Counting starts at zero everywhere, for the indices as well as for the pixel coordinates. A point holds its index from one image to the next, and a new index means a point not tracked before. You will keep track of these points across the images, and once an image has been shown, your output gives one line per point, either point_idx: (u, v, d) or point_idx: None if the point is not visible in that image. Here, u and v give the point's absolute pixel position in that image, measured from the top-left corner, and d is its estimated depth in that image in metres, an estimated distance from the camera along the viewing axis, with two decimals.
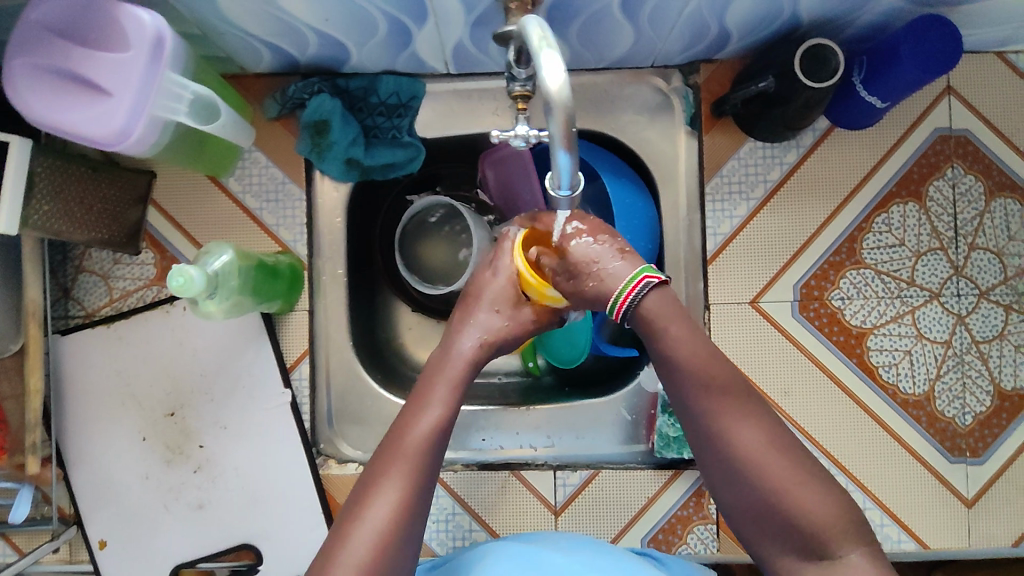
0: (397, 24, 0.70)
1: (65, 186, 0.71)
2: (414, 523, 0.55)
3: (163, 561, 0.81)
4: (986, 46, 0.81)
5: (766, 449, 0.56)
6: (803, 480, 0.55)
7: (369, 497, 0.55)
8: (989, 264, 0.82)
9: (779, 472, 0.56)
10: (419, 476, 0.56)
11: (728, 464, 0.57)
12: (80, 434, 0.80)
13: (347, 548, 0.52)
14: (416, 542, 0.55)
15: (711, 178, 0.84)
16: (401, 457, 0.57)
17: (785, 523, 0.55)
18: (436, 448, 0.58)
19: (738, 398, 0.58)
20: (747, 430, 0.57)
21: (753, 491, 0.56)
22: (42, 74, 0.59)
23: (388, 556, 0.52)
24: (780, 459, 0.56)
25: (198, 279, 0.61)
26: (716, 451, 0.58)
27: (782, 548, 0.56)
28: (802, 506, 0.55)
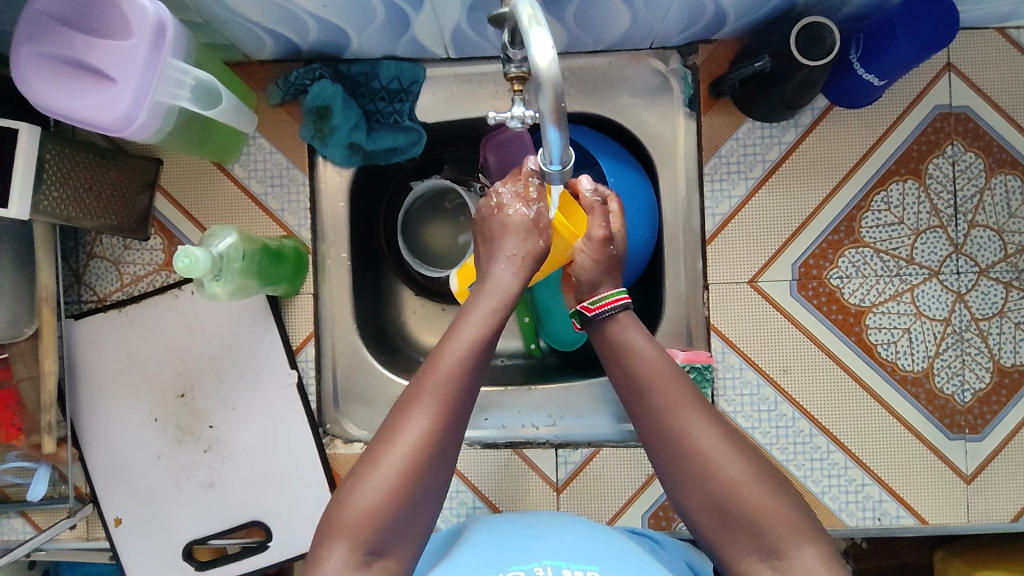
0: (394, 10, 0.71)
1: (73, 172, 0.73)
2: (444, 443, 0.57)
3: (176, 537, 0.83)
4: (986, 22, 0.81)
5: (720, 448, 0.58)
6: (758, 478, 0.57)
7: (401, 419, 0.57)
8: (989, 241, 0.82)
9: (734, 469, 0.57)
10: (452, 399, 0.57)
11: (684, 456, 0.59)
12: (95, 415, 0.83)
13: (376, 470, 0.55)
14: (448, 462, 0.57)
15: (709, 159, 0.84)
16: (435, 379, 0.58)
17: (733, 519, 0.56)
18: (472, 369, 0.59)
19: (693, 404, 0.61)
20: (704, 430, 0.59)
21: (705, 484, 0.57)
22: (48, 62, 0.61)
23: (418, 477, 0.55)
24: (735, 457, 0.58)
25: (202, 260, 0.63)
26: (673, 448, 0.60)
27: (738, 548, 0.56)
28: (753, 502, 0.56)
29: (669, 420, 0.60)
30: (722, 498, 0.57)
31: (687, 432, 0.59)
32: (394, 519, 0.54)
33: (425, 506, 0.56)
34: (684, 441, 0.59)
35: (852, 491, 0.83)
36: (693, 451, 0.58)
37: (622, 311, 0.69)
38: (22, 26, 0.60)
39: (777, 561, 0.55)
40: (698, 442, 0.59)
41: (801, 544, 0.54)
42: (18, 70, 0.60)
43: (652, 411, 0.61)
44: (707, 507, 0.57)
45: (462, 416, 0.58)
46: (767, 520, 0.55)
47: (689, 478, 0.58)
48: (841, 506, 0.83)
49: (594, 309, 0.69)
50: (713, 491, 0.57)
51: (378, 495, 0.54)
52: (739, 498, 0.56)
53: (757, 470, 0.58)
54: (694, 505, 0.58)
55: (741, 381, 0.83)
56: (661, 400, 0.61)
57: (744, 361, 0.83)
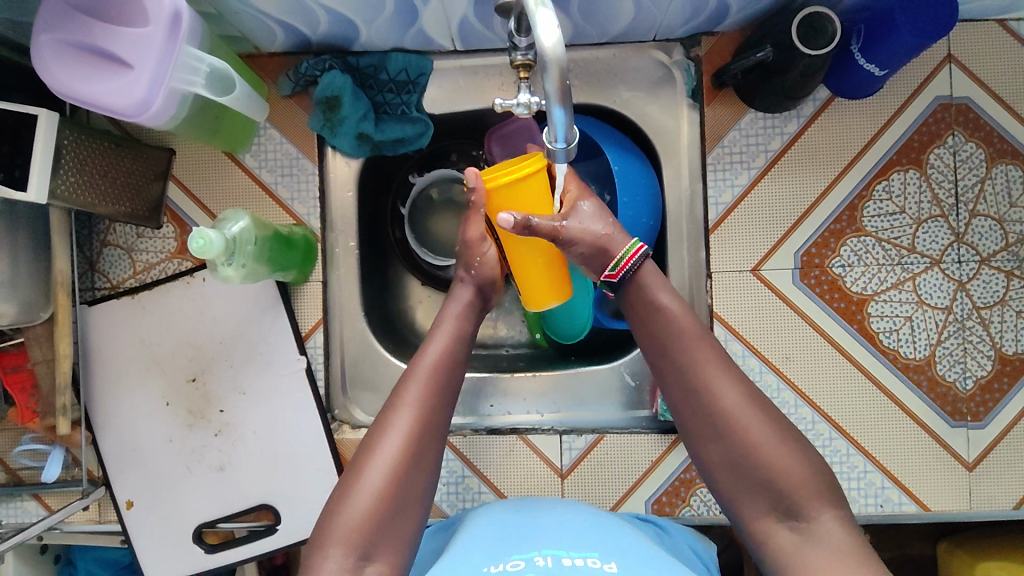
0: (403, 1, 0.73)
1: (89, 159, 0.75)
2: (425, 449, 0.60)
3: (187, 520, 0.85)
4: (987, 14, 0.82)
5: (745, 406, 0.60)
6: (780, 439, 0.59)
7: (384, 429, 0.60)
8: (990, 230, 0.83)
9: (756, 427, 0.59)
10: (427, 406, 0.61)
11: (709, 419, 0.60)
12: (107, 399, 0.84)
13: (363, 478, 0.58)
14: (429, 467, 0.60)
15: (713, 149, 0.85)
16: (412, 390, 0.62)
17: (756, 479, 0.58)
18: (445, 379, 0.64)
19: (721, 365, 0.62)
20: (728, 389, 0.60)
21: (729, 441, 0.59)
22: (69, 49, 0.63)
23: (403, 482, 0.58)
24: (756, 416, 0.59)
25: (215, 241, 0.64)
26: (697, 404, 0.61)
27: (761, 507, 0.58)
28: (774, 460, 0.58)
29: (694, 378, 0.61)
30: (743, 455, 0.58)
31: (712, 387, 0.61)
32: (385, 522, 0.57)
33: (414, 511, 0.59)
34: (709, 398, 0.60)
35: (855, 477, 0.83)
36: (717, 408, 0.60)
37: (644, 263, 0.67)
38: (44, 15, 0.62)
39: (796, 522, 0.57)
40: (722, 399, 0.60)
41: (820, 506, 0.56)
42: (39, 57, 0.62)
43: (677, 366, 0.63)
44: (729, 469, 0.59)
45: (439, 423, 0.62)
46: (788, 479, 0.57)
47: (711, 434, 0.60)
48: (843, 493, 0.83)
49: (618, 274, 0.67)
50: (735, 447, 0.59)
51: (369, 501, 0.57)
52: (761, 457, 0.58)
53: (777, 430, 0.59)
54: (715, 461, 0.60)
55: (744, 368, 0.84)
56: (686, 357, 0.62)
57: (746, 347, 0.84)
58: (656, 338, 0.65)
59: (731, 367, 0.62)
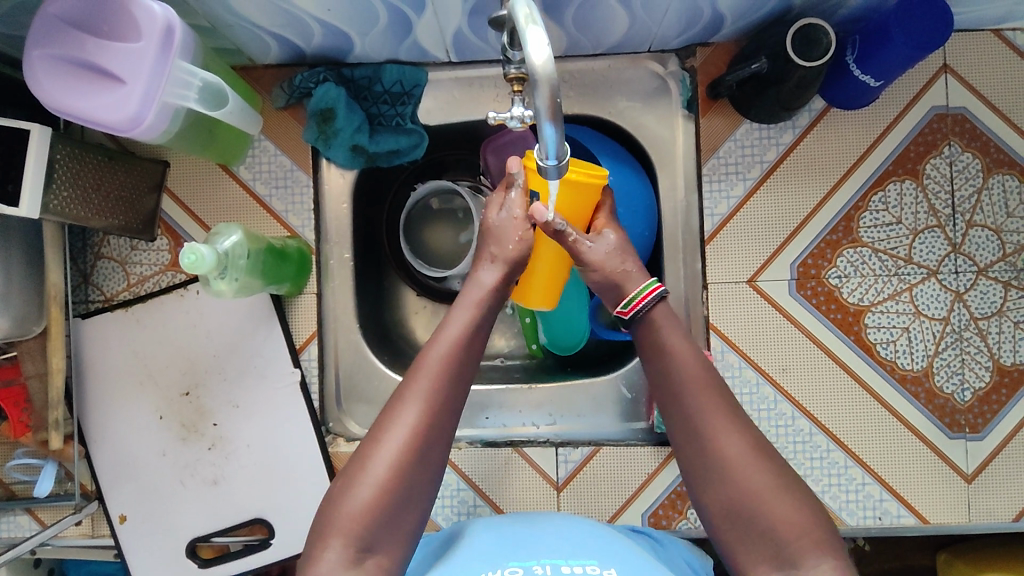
0: (397, 14, 0.72)
1: (82, 173, 0.74)
2: (435, 438, 0.59)
3: (181, 534, 0.84)
4: (982, 24, 0.82)
5: (749, 456, 0.59)
6: (782, 489, 0.57)
7: (392, 416, 0.59)
8: (987, 241, 0.83)
9: (760, 477, 0.58)
10: (440, 394, 0.60)
11: (707, 462, 0.59)
12: (100, 413, 0.84)
13: (368, 467, 0.57)
14: (436, 460, 0.59)
15: (708, 160, 0.85)
16: (424, 376, 0.60)
17: (752, 524, 0.57)
18: (459, 367, 0.62)
19: (725, 410, 0.61)
20: (733, 439, 0.59)
21: (730, 492, 0.58)
22: (60, 64, 0.62)
23: (409, 472, 0.57)
24: (761, 467, 0.58)
25: (207, 257, 0.64)
26: (696, 448, 0.60)
27: (754, 553, 0.57)
28: (777, 511, 0.56)
29: (696, 426, 0.61)
30: (745, 506, 0.57)
31: (716, 437, 0.59)
32: (387, 516, 0.56)
33: (419, 501, 0.58)
34: (713, 449, 0.59)
35: (852, 490, 0.83)
36: (719, 458, 0.59)
37: (657, 305, 0.66)
38: (36, 29, 0.61)
39: (792, 572, 0.55)
40: (726, 450, 0.59)
41: (819, 555, 0.55)
42: (31, 71, 0.62)
43: (678, 410, 0.62)
44: (726, 513, 0.58)
45: (452, 411, 0.60)
46: (788, 530, 0.56)
47: (712, 481, 0.59)
48: (841, 505, 0.83)
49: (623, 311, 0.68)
50: (734, 494, 0.58)
51: (373, 490, 0.56)
52: (760, 503, 0.57)
53: (780, 480, 0.58)
54: (715, 509, 0.59)
55: (740, 380, 0.84)
56: (693, 405, 0.61)
57: (743, 359, 0.84)
58: (665, 384, 0.64)
59: (738, 415, 0.61)
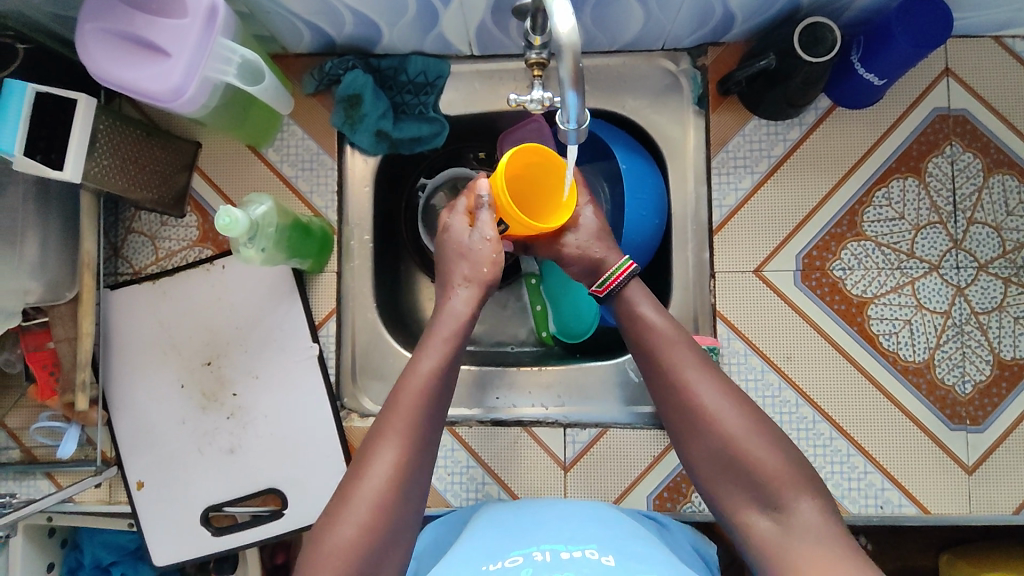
0: (425, 5, 0.77)
1: (121, 145, 0.79)
2: (414, 478, 0.60)
3: (196, 501, 0.86)
4: (983, 30, 0.85)
5: (725, 403, 0.61)
6: (757, 433, 0.60)
7: (370, 458, 0.60)
8: (988, 237, 0.85)
9: (733, 421, 0.60)
10: (416, 434, 0.61)
11: (686, 413, 0.62)
12: (125, 380, 0.86)
13: (349, 508, 0.57)
14: (418, 494, 0.60)
15: (718, 153, 0.88)
16: (402, 414, 0.61)
17: (738, 470, 0.59)
18: (433, 406, 0.63)
19: (699, 362, 0.64)
20: (706, 387, 0.62)
21: (710, 436, 0.61)
22: (112, 38, 0.67)
23: (390, 513, 0.57)
24: (735, 411, 0.61)
25: (241, 221, 0.67)
26: (675, 401, 0.64)
27: (743, 496, 0.59)
28: (752, 453, 0.59)
29: (674, 379, 0.64)
30: (727, 452, 0.60)
31: (690, 386, 0.63)
32: (374, 552, 0.56)
33: (400, 541, 0.58)
34: (688, 397, 0.63)
35: (854, 478, 0.84)
36: (695, 407, 0.62)
37: (631, 279, 0.72)
38: (91, 6, 0.66)
39: (776, 511, 0.58)
40: (702, 399, 0.62)
41: (799, 495, 0.57)
42: (84, 45, 0.67)
43: (656, 369, 0.66)
44: (711, 460, 0.61)
45: (428, 451, 0.62)
46: (766, 469, 0.58)
47: (694, 431, 0.62)
48: (843, 493, 0.84)
49: (605, 290, 0.73)
50: (714, 441, 0.61)
51: (354, 532, 0.56)
52: (739, 448, 0.59)
53: (755, 424, 0.61)
54: (699, 455, 0.62)
55: (745, 366, 0.86)
56: (669, 364, 0.65)
57: (748, 346, 0.86)
58: (643, 346, 0.67)
59: (710, 368, 0.64)
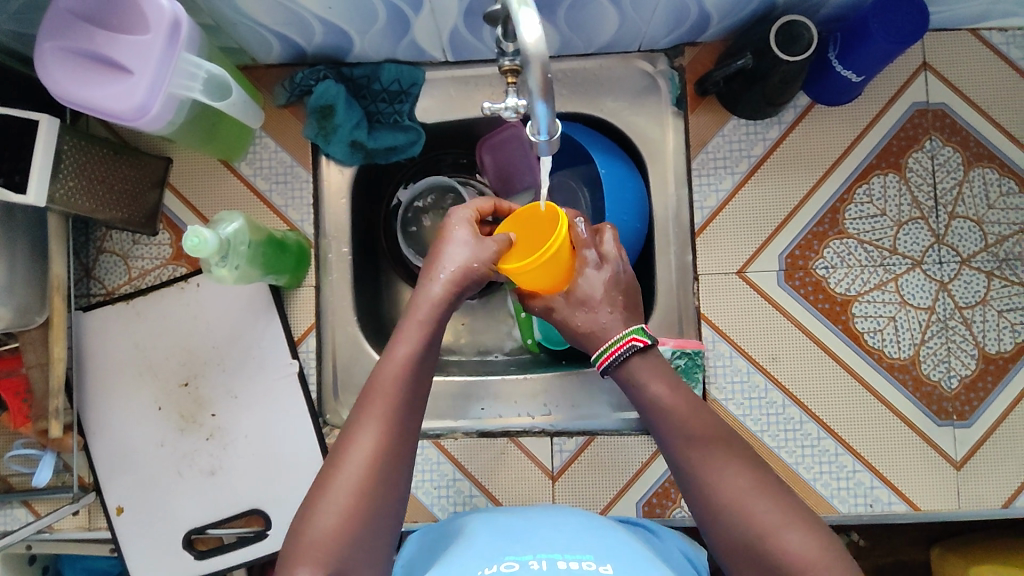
0: (395, 12, 0.75)
1: (87, 165, 0.76)
2: (395, 461, 0.57)
3: (177, 525, 0.84)
4: (959, 23, 0.85)
5: (755, 492, 0.57)
6: (790, 523, 0.55)
7: (349, 444, 0.57)
8: (970, 231, 0.85)
9: (765, 511, 0.55)
10: (396, 416, 0.59)
11: (711, 505, 0.58)
12: (100, 404, 0.85)
13: (328, 496, 0.55)
14: (401, 478, 0.58)
15: (697, 155, 0.88)
16: (380, 396, 0.59)
17: (770, 563, 0.54)
18: (414, 386, 0.60)
19: (724, 445, 0.60)
20: (735, 474, 0.58)
21: (741, 529, 0.56)
22: (71, 56, 0.65)
23: (372, 500, 0.55)
24: (766, 499, 0.56)
25: (210, 241, 0.66)
26: (700, 493, 0.59)
27: None
28: (786, 544, 0.53)
29: (698, 467, 0.59)
30: (755, 542, 0.55)
31: (718, 476, 0.58)
32: (357, 540, 0.54)
33: (384, 527, 0.56)
34: (715, 487, 0.58)
35: (843, 477, 0.84)
36: (723, 497, 0.57)
37: (635, 354, 0.67)
38: (47, 24, 0.64)
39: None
40: (731, 488, 0.57)
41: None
42: (42, 63, 0.65)
43: (679, 459, 0.61)
44: (741, 552, 0.55)
45: (410, 434, 0.59)
46: (800, 564, 0.53)
47: (720, 523, 0.57)
48: (832, 492, 0.84)
49: (600, 366, 0.68)
50: (744, 533, 0.55)
51: (336, 520, 0.54)
52: (769, 539, 0.54)
53: (788, 514, 0.55)
54: (729, 549, 0.56)
55: (731, 368, 0.85)
56: (692, 453, 0.60)
57: (733, 348, 0.86)
58: (665, 430, 0.63)
59: (740, 452, 0.60)
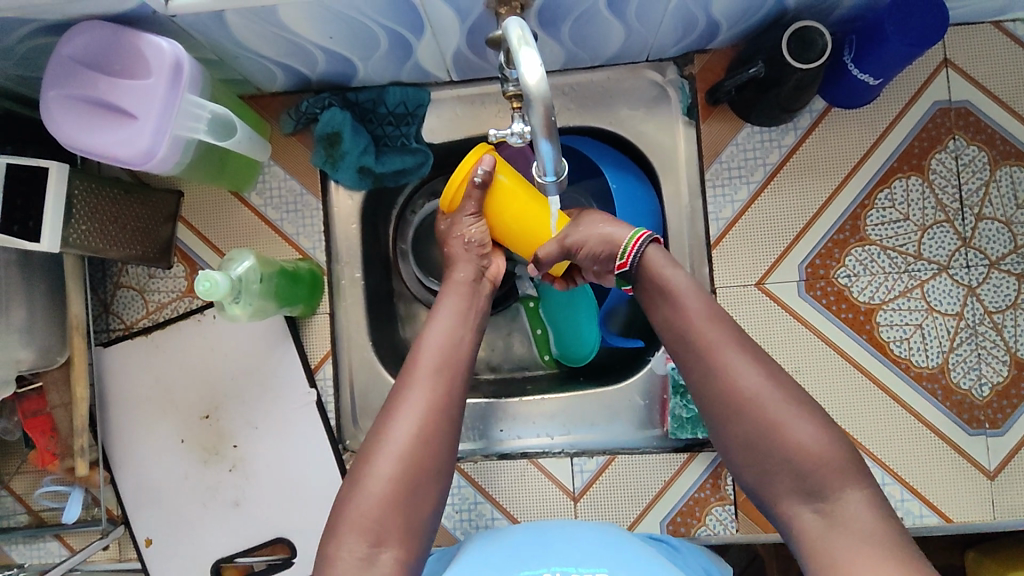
0: (397, 38, 0.74)
1: (99, 208, 0.77)
2: (440, 429, 0.60)
3: (205, 555, 0.85)
4: (982, 17, 0.81)
5: (767, 389, 0.58)
6: (799, 418, 0.57)
7: (393, 416, 0.60)
8: (998, 233, 0.82)
9: (774, 403, 0.57)
10: (440, 387, 0.62)
11: (723, 399, 0.59)
12: (124, 439, 0.86)
13: (376, 465, 0.58)
14: (448, 443, 0.60)
15: (711, 165, 0.86)
16: (419, 370, 0.63)
17: (782, 460, 0.56)
18: (458, 361, 0.64)
19: (738, 338, 0.60)
20: (746, 370, 0.58)
21: (749, 423, 0.58)
22: (77, 103, 0.65)
23: (421, 466, 0.58)
24: (778, 395, 0.58)
25: (222, 283, 0.66)
26: (714, 385, 0.60)
27: (785, 488, 0.57)
28: (797, 441, 0.56)
29: (708, 363, 0.60)
30: (766, 440, 0.57)
31: (731, 371, 0.59)
32: (405, 503, 0.57)
33: (431, 494, 0.59)
34: (726, 381, 0.59)
35: None
36: (737, 390, 0.58)
37: (650, 248, 0.67)
38: (51, 72, 0.64)
39: (820, 504, 0.55)
40: (742, 383, 0.58)
41: (844, 487, 0.55)
42: (50, 113, 0.65)
43: (688, 347, 0.62)
44: (750, 451, 0.58)
45: (457, 404, 0.62)
46: (810, 455, 0.56)
47: (734, 420, 0.58)
48: None
49: (630, 259, 0.67)
50: (756, 429, 0.57)
51: (384, 486, 0.57)
52: (781, 435, 0.56)
53: (798, 406, 0.58)
54: (734, 443, 0.59)
55: None
56: (705, 340, 0.61)
57: None
58: (675, 326, 0.63)
59: (747, 347, 0.60)
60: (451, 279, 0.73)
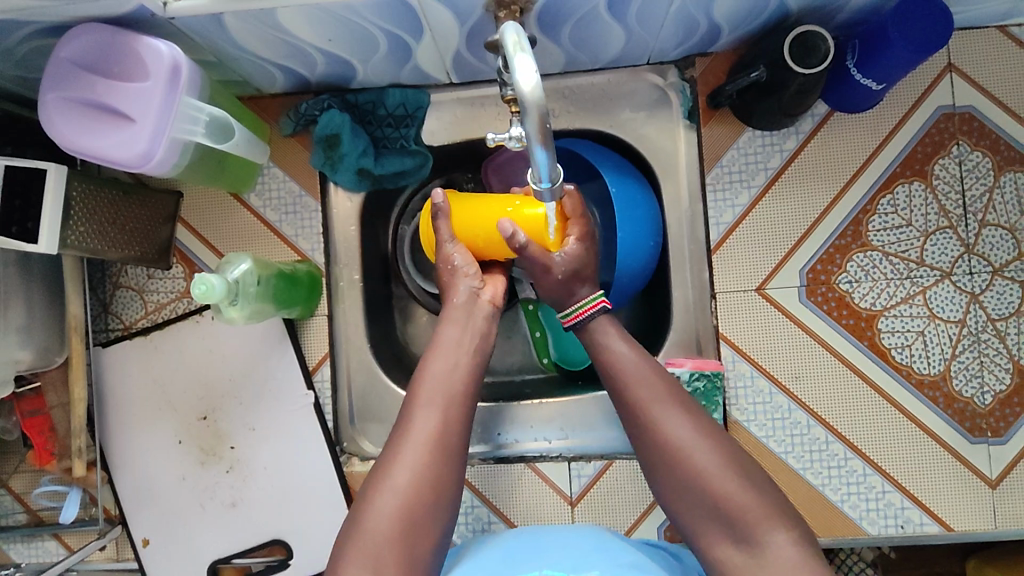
0: (396, 41, 0.74)
1: (98, 209, 0.77)
2: (443, 465, 0.60)
3: (202, 556, 0.85)
4: (987, 21, 0.80)
5: (696, 440, 0.61)
6: (728, 468, 0.59)
7: (395, 455, 0.60)
8: (1002, 240, 0.81)
9: (702, 453, 0.60)
10: (441, 422, 0.62)
11: (657, 451, 0.62)
12: (122, 439, 0.86)
13: (377, 502, 0.57)
14: (451, 481, 0.60)
15: (711, 169, 0.85)
16: (420, 405, 0.63)
17: (711, 508, 0.58)
18: (458, 395, 0.64)
19: (673, 393, 0.64)
20: (680, 423, 0.62)
21: (681, 473, 0.60)
22: (75, 106, 0.65)
23: (423, 503, 0.58)
24: (708, 448, 0.60)
25: (218, 286, 0.66)
26: (649, 440, 0.63)
27: (716, 536, 0.58)
28: (724, 491, 0.58)
29: (645, 418, 0.63)
30: (695, 488, 0.59)
31: (663, 425, 0.62)
32: (408, 542, 0.56)
33: (434, 532, 0.58)
34: (659, 433, 0.62)
35: (872, 498, 0.81)
36: (668, 444, 0.61)
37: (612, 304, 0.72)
38: (49, 74, 0.64)
39: (749, 550, 0.56)
40: (674, 435, 0.61)
41: (773, 529, 0.56)
42: (47, 114, 0.65)
43: (627, 403, 0.65)
44: (682, 500, 0.60)
45: (459, 439, 0.62)
46: (736, 504, 0.57)
47: (667, 471, 0.61)
48: (860, 514, 0.82)
49: (570, 322, 0.73)
50: (687, 479, 0.60)
51: (386, 524, 0.56)
52: (710, 484, 0.59)
53: (730, 456, 0.60)
54: (668, 495, 0.61)
55: (752, 389, 0.83)
56: (643, 396, 0.64)
57: (755, 369, 0.83)
58: (613, 380, 0.67)
59: (683, 399, 0.64)
60: (450, 305, 0.73)
